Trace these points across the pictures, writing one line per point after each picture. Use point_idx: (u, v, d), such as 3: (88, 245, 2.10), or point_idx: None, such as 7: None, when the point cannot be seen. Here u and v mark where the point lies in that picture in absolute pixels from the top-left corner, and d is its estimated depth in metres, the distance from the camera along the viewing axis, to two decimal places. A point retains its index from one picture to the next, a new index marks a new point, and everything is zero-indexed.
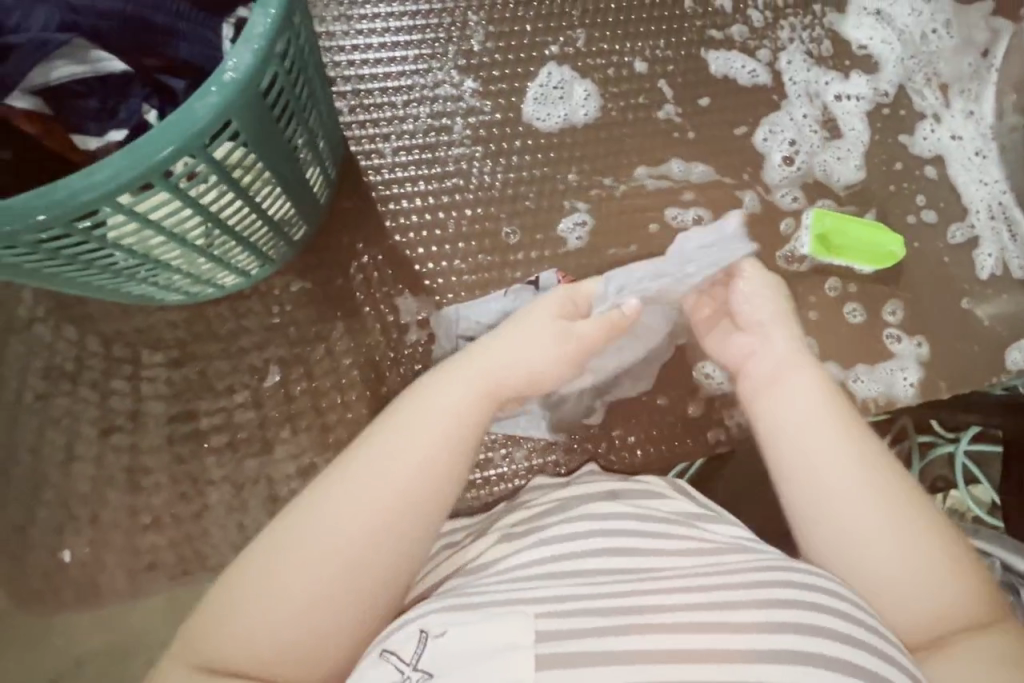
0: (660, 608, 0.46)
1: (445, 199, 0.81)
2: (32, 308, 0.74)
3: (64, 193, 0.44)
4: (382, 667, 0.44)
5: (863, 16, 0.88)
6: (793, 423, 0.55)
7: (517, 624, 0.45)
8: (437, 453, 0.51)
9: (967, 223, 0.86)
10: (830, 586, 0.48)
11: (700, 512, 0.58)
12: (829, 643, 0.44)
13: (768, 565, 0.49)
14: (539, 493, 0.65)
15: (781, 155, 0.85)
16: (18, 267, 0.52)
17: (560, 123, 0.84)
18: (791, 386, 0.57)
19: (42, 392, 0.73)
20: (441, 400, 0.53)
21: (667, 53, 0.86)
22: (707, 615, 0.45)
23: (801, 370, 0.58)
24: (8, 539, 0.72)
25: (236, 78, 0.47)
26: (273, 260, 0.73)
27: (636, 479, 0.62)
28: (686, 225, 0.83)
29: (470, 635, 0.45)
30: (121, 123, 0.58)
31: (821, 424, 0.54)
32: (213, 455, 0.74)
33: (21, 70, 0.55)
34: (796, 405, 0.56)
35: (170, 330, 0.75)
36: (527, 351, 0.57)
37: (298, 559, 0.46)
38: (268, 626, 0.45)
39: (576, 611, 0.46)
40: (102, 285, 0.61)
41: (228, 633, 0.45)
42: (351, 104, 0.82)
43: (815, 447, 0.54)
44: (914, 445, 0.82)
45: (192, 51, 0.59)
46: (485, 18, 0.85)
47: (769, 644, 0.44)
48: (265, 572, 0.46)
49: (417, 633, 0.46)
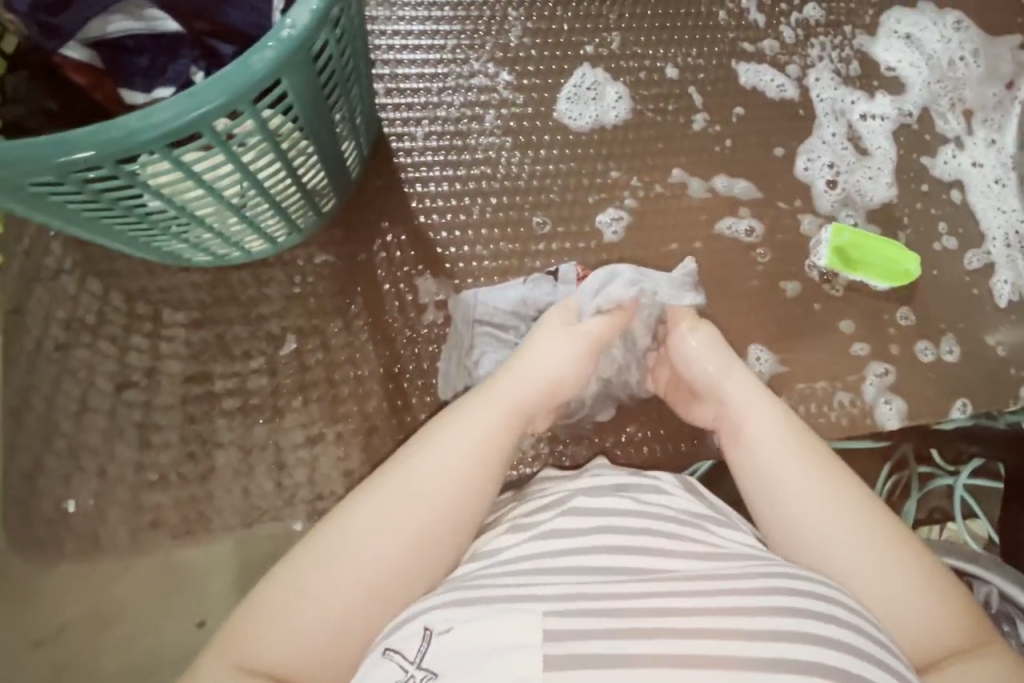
0: (661, 613, 0.47)
1: (472, 185, 0.83)
2: (59, 259, 0.75)
3: (120, 131, 0.45)
4: (385, 666, 0.45)
5: (892, 39, 0.90)
6: (754, 469, 0.58)
7: (522, 620, 0.45)
8: (446, 460, 0.54)
9: (984, 250, 0.87)
10: (831, 593, 0.48)
11: (708, 513, 0.57)
12: (830, 653, 0.45)
13: (775, 572, 0.49)
14: (547, 483, 0.62)
15: (824, 181, 0.87)
16: (53, 203, 0.51)
17: (591, 122, 0.86)
18: (752, 430, 0.59)
19: (62, 343, 0.74)
20: (464, 420, 0.57)
21: (699, 61, 0.88)
22: (704, 621, 0.46)
23: (758, 408, 0.60)
24: (15, 485, 0.72)
25: (294, 35, 0.47)
26: (300, 229, 0.74)
27: (643, 474, 0.60)
28: (738, 236, 0.85)
29: (474, 634, 0.45)
30: (167, 80, 0.60)
31: (782, 465, 0.56)
32: (224, 418, 0.75)
33: (81, 20, 0.57)
34: (758, 450, 0.58)
35: (193, 292, 0.76)
36: (546, 364, 0.62)
37: (338, 561, 0.49)
38: (310, 631, 0.47)
39: (579, 611, 0.46)
40: (133, 235, 0.61)
41: (272, 634, 0.47)
42: (387, 87, 0.84)
43: (782, 490, 0.56)
44: (913, 477, 0.83)
45: (243, 18, 0.59)
46: (525, 15, 0.87)
47: (771, 652, 0.44)
48: (304, 575, 0.49)
49: (421, 630, 0.46)
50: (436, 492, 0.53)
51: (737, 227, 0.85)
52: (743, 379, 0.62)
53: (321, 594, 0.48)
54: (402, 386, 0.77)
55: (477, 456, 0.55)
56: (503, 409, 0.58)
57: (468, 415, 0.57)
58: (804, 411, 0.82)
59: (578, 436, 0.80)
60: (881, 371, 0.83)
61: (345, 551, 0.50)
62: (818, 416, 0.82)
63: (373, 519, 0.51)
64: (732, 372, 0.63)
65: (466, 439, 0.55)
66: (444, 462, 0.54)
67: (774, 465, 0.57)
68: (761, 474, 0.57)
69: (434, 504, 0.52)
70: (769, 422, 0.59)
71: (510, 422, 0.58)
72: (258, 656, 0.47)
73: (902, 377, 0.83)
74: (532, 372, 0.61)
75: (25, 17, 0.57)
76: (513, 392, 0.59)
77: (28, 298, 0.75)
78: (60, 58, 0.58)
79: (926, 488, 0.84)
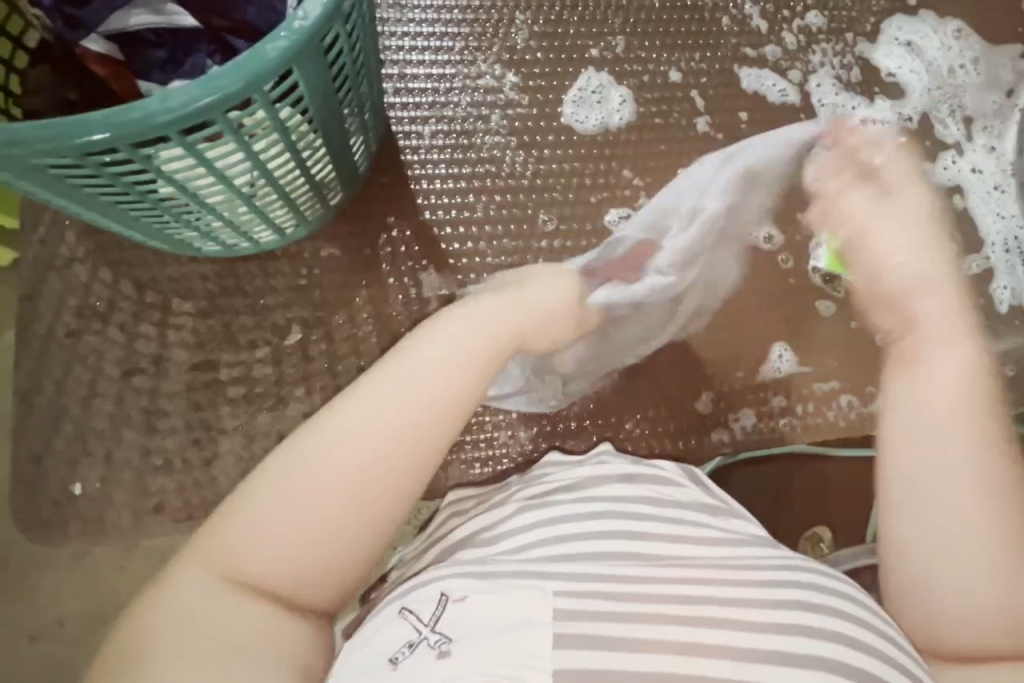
0: (669, 599, 0.47)
1: (476, 183, 0.84)
2: (73, 248, 0.77)
3: (138, 115, 0.46)
4: (401, 623, 0.45)
5: (893, 46, 0.92)
6: (936, 416, 0.53)
7: (533, 599, 0.46)
8: (441, 386, 0.50)
9: (983, 255, 0.88)
10: (827, 586, 0.49)
11: (714, 504, 0.58)
12: (832, 647, 0.45)
13: (774, 564, 0.50)
14: (556, 469, 0.62)
15: None
16: (65, 183, 0.52)
17: (596, 125, 0.87)
18: (936, 365, 0.55)
19: (73, 330, 0.76)
20: (441, 333, 0.53)
21: (701, 65, 0.90)
22: (713, 608, 0.47)
23: (954, 346, 0.57)
24: (23, 467, 0.74)
25: (305, 27, 0.48)
26: (308, 222, 0.76)
27: (652, 463, 0.61)
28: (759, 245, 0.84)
29: (489, 606, 0.46)
30: (182, 73, 0.61)
31: (949, 411, 0.52)
32: (229, 405, 0.76)
33: (100, 16, 0.59)
34: (933, 382, 0.54)
35: (201, 282, 0.78)
36: (540, 295, 0.63)
37: (316, 477, 0.46)
38: (294, 555, 0.45)
39: (584, 592, 0.47)
40: (146, 221, 0.63)
41: (249, 549, 0.45)
42: (396, 86, 0.86)
43: (935, 431, 0.52)
44: None
45: (258, 14, 0.61)
46: (532, 18, 0.89)
47: (776, 648, 0.44)
48: (281, 487, 0.46)
49: (438, 595, 0.47)
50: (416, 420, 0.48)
51: None
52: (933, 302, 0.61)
53: (301, 515, 0.45)
54: None
55: (460, 383, 0.51)
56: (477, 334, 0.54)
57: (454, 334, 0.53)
58: (802, 411, 0.83)
59: (578, 429, 0.81)
60: None
61: (327, 468, 0.46)
62: (815, 416, 0.83)
63: (351, 440, 0.47)
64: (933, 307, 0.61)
65: (450, 367, 0.51)
66: (434, 388, 0.50)
67: (953, 414, 0.52)
68: (924, 405, 0.53)
69: (414, 433, 0.48)
70: (952, 370, 0.54)
71: (485, 347, 0.54)
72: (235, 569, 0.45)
73: None
74: (503, 302, 0.59)
75: (50, 13, 0.59)
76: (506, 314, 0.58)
77: (41, 285, 0.77)
78: (81, 50, 0.60)
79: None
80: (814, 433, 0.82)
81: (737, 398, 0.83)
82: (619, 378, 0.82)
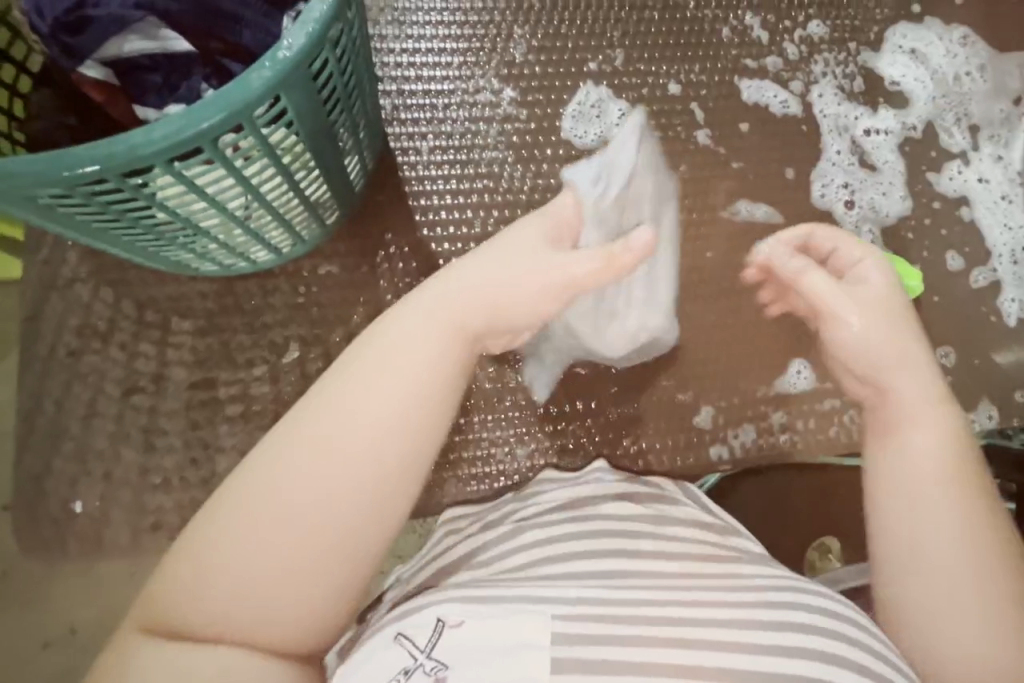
0: (672, 621, 0.44)
1: (475, 198, 0.84)
2: (75, 268, 0.78)
3: (122, 147, 0.46)
4: (396, 650, 0.43)
5: (897, 54, 0.90)
6: (912, 481, 0.51)
7: (535, 622, 0.44)
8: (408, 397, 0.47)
9: (990, 268, 0.86)
10: (830, 606, 0.47)
11: (714, 522, 0.57)
12: (836, 671, 0.43)
13: (775, 583, 0.48)
14: (549, 485, 0.61)
15: (841, 203, 0.87)
16: (53, 211, 0.52)
17: (595, 139, 0.87)
18: (921, 433, 0.52)
19: (74, 349, 0.77)
20: (405, 328, 0.49)
21: (701, 77, 0.89)
22: (716, 632, 0.44)
23: (934, 411, 0.53)
24: (24, 487, 0.74)
25: (290, 56, 0.48)
26: (305, 241, 0.76)
27: (647, 483, 0.61)
28: None
29: (483, 628, 0.43)
30: (177, 98, 0.61)
31: (943, 473, 0.50)
32: (226, 424, 0.76)
33: (96, 43, 0.59)
34: (931, 444, 0.51)
35: (200, 301, 0.78)
36: (498, 277, 0.52)
37: (296, 499, 0.44)
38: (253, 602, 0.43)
39: (583, 617, 0.44)
40: (144, 246, 0.63)
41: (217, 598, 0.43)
42: (395, 103, 0.86)
43: (931, 495, 0.50)
44: None
45: (254, 37, 0.62)
46: (530, 32, 0.89)
47: (772, 668, 0.43)
48: (256, 513, 0.44)
49: (434, 621, 0.44)
50: (383, 437, 0.46)
51: (740, 243, 0.85)
52: (917, 371, 0.54)
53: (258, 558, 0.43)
54: None
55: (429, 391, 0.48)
56: (449, 322, 0.50)
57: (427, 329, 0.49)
58: (803, 427, 0.82)
59: (576, 445, 0.80)
60: None
61: (299, 482, 0.44)
62: (817, 432, 0.81)
63: (305, 468, 0.44)
64: (906, 361, 0.55)
65: (415, 376, 0.48)
66: (400, 402, 0.47)
67: (932, 481, 0.50)
68: (922, 474, 0.51)
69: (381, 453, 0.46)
70: (940, 435, 0.52)
71: (451, 335, 0.50)
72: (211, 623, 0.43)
73: None
74: (498, 273, 0.52)
75: (47, 38, 0.59)
76: (471, 300, 0.51)
77: (43, 306, 0.77)
78: (78, 76, 0.61)
79: None
80: (815, 449, 0.81)
81: (738, 414, 0.81)
82: (618, 395, 0.81)
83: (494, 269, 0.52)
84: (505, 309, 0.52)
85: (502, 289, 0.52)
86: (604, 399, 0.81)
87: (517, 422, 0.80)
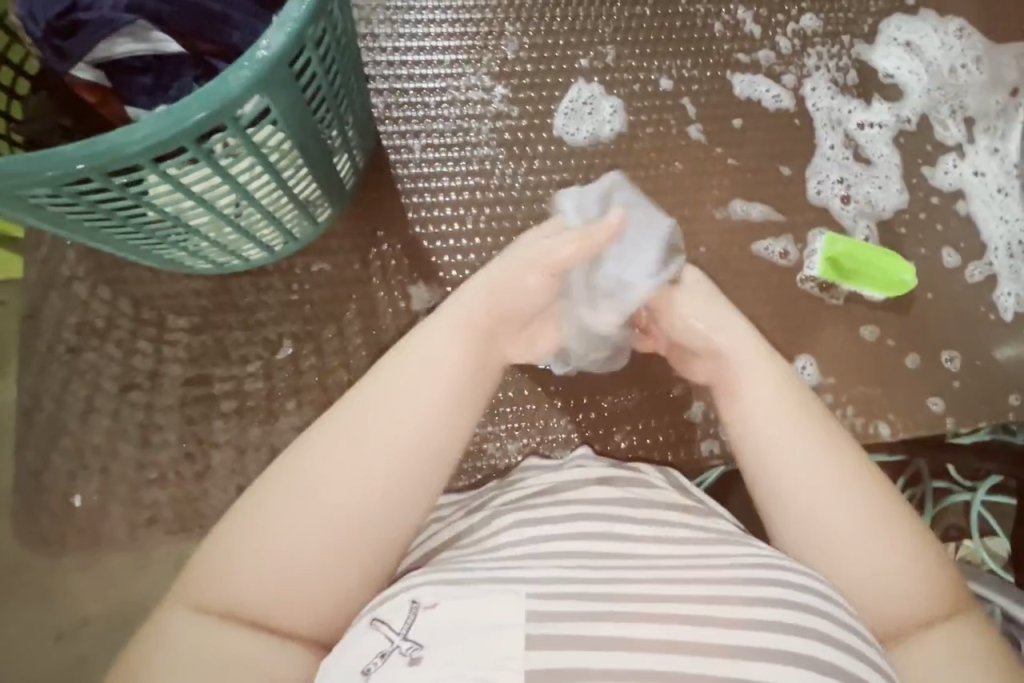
0: (654, 599, 0.45)
1: (467, 195, 0.85)
2: (73, 267, 0.79)
3: (105, 146, 0.47)
4: (372, 635, 0.43)
5: (892, 46, 0.90)
6: (762, 447, 0.54)
7: (506, 602, 0.44)
8: (436, 400, 0.51)
9: (986, 262, 0.85)
10: (814, 586, 0.48)
11: (694, 506, 0.57)
12: (815, 645, 0.44)
13: (752, 563, 0.48)
14: (529, 473, 0.60)
15: (837, 198, 0.86)
16: (43, 210, 0.53)
17: (586, 136, 0.87)
18: (752, 390, 0.56)
19: (73, 346, 0.78)
20: (428, 342, 0.53)
21: (693, 73, 0.89)
22: (693, 608, 0.45)
23: (762, 367, 0.57)
24: (24, 481, 0.76)
25: (269, 56, 0.49)
26: (297, 239, 0.77)
27: (625, 467, 0.60)
28: (773, 259, 0.84)
29: (463, 609, 0.44)
30: (168, 98, 0.62)
31: (785, 425, 0.54)
32: (221, 419, 0.78)
33: (88, 45, 0.59)
34: (765, 396, 0.56)
35: (195, 299, 0.79)
36: (506, 266, 0.58)
37: (314, 504, 0.47)
38: (294, 593, 0.46)
39: (563, 593, 0.45)
40: (136, 244, 0.64)
41: (254, 584, 0.46)
42: (387, 101, 0.86)
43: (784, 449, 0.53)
44: (925, 492, 0.83)
45: (243, 38, 0.62)
46: (521, 30, 0.89)
47: (751, 640, 0.44)
48: (277, 523, 0.47)
49: (408, 604, 0.45)
50: (415, 438, 0.50)
51: (732, 238, 0.85)
52: (738, 331, 0.59)
53: (298, 550, 0.46)
54: None
55: (456, 394, 0.52)
56: (466, 327, 0.54)
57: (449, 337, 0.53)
58: None
59: (566, 440, 0.80)
60: (909, 416, 0.82)
61: (317, 488, 0.48)
62: None
63: (342, 466, 0.48)
64: (728, 328, 0.59)
65: (440, 380, 0.52)
66: (428, 402, 0.51)
67: (786, 442, 0.54)
68: (765, 428, 0.54)
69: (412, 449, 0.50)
70: (767, 388, 0.56)
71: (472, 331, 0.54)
72: (245, 605, 0.46)
73: (896, 390, 0.82)
74: (496, 270, 0.58)
75: (41, 42, 0.60)
76: (479, 292, 0.56)
77: (42, 304, 0.79)
78: (70, 78, 0.61)
79: (941, 505, 0.83)
80: None
81: None
82: (608, 390, 0.82)
83: (496, 272, 0.57)
84: (509, 299, 0.57)
85: (504, 279, 0.57)
86: (594, 394, 0.81)
87: (509, 417, 0.81)
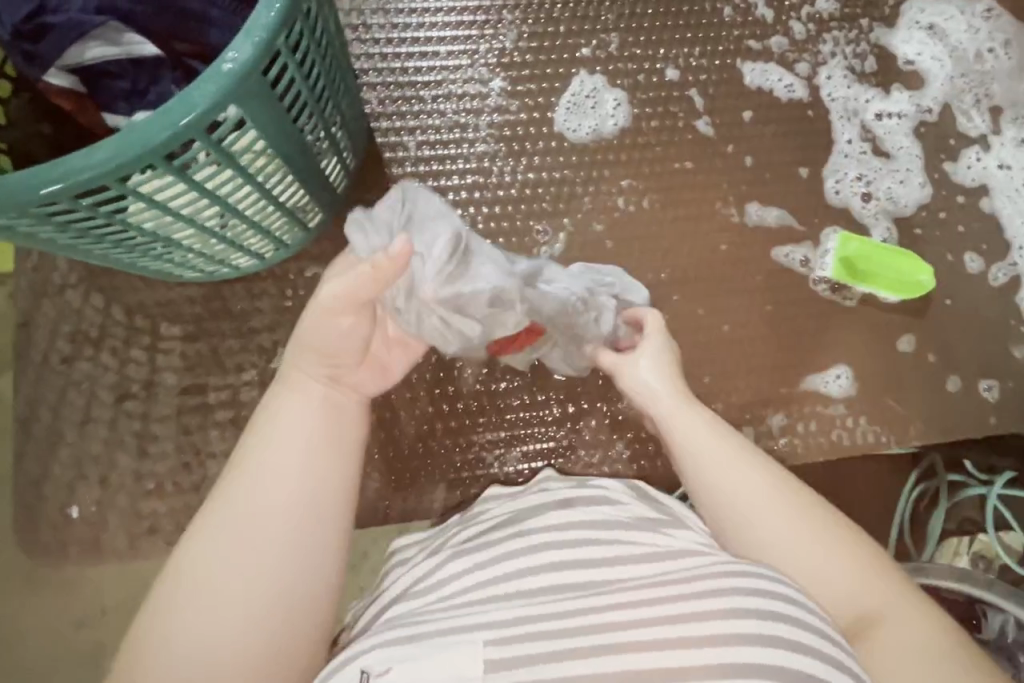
0: (615, 627, 0.45)
1: (465, 195, 0.82)
2: (65, 275, 0.78)
3: (63, 169, 0.45)
4: None
5: (914, 30, 0.84)
6: (702, 470, 0.57)
7: (461, 659, 0.44)
8: (310, 451, 0.50)
9: (1010, 262, 0.81)
10: (789, 593, 0.46)
11: (658, 517, 0.54)
12: (800, 657, 0.43)
13: (723, 571, 0.47)
14: (494, 504, 0.59)
15: (856, 198, 0.82)
16: (15, 234, 0.52)
17: (589, 133, 0.83)
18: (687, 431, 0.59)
19: (67, 355, 0.77)
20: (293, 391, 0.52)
21: (701, 61, 0.84)
22: (644, 633, 0.44)
23: (686, 412, 0.60)
24: (24, 491, 0.76)
25: (236, 69, 0.46)
26: (288, 245, 0.75)
27: (590, 484, 0.57)
28: (794, 265, 0.81)
29: (418, 668, 0.44)
30: (147, 104, 0.59)
31: (717, 451, 0.57)
32: (217, 429, 0.77)
33: (58, 49, 0.56)
34: (695, 432, 0.59)
35: (188, 306, 0.78)
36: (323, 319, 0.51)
37: (257, 525, 0.48)
38: (213, 676, 0.44)
39: (521, 636, 0.45)
40: (117, 258, 0.63)
41: (186, 663, 0.44)
42: (381, 96, 0.83)
43: (722, 474, 0.56)
44: (941, 485, 0.80)
45: (223, 38, 0.59)
46: (520, 18, 0.85)
47: (736, 657, 0.43)
48: (230, 551, 0.47)
49: (358, 674, 0.44)
50: (317, 460, 0.50)
51: (742, 237, 0.81)
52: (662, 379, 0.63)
53: (248, 579, 0.47)
54: (391, 400, 0.78)
55: (333, 436, 0.52)
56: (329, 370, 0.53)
57: (305, 397, 0.52)
58: (803, 430, 0.78)
59: (568, 449, 0.79)
60: (924, 422, 0.79)
61: (260, 512, 0.48)
62: (818, 435, 0.78)
63: (233, 539, 0.47)
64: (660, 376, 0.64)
65: (309, 426, 0.51)
66: (301, 456, 0.50)
67: (715, 460, 0.57)
68: (700, 459, 0.57)
69: (318, 467, 0.50)
70: (695, 423, 0.59)
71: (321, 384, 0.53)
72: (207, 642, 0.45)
73: (911, 398, 0.79)
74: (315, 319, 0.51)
75: (8, 46, 0.57)
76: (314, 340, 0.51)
77: (36, 313, 0.78)
78: (42, 85, 0.58)
79: (955, 498, 0.81)
80: (816, 452, 0.78)
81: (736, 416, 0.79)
82: (611, 395, 0.79)
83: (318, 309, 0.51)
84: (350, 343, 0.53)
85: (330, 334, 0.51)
86: (597, 401, 0.79)
87: (508, 425, 0.79)
